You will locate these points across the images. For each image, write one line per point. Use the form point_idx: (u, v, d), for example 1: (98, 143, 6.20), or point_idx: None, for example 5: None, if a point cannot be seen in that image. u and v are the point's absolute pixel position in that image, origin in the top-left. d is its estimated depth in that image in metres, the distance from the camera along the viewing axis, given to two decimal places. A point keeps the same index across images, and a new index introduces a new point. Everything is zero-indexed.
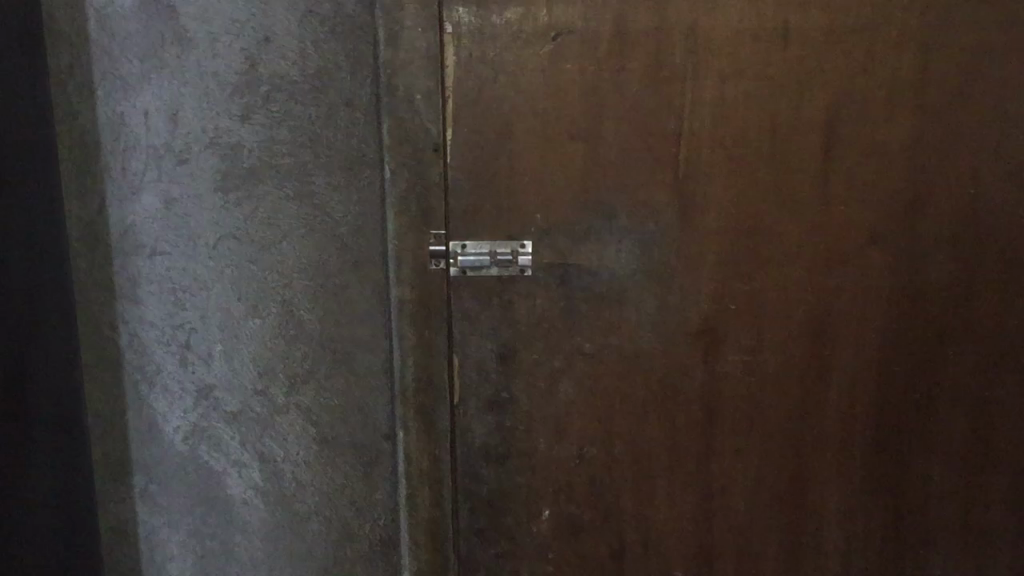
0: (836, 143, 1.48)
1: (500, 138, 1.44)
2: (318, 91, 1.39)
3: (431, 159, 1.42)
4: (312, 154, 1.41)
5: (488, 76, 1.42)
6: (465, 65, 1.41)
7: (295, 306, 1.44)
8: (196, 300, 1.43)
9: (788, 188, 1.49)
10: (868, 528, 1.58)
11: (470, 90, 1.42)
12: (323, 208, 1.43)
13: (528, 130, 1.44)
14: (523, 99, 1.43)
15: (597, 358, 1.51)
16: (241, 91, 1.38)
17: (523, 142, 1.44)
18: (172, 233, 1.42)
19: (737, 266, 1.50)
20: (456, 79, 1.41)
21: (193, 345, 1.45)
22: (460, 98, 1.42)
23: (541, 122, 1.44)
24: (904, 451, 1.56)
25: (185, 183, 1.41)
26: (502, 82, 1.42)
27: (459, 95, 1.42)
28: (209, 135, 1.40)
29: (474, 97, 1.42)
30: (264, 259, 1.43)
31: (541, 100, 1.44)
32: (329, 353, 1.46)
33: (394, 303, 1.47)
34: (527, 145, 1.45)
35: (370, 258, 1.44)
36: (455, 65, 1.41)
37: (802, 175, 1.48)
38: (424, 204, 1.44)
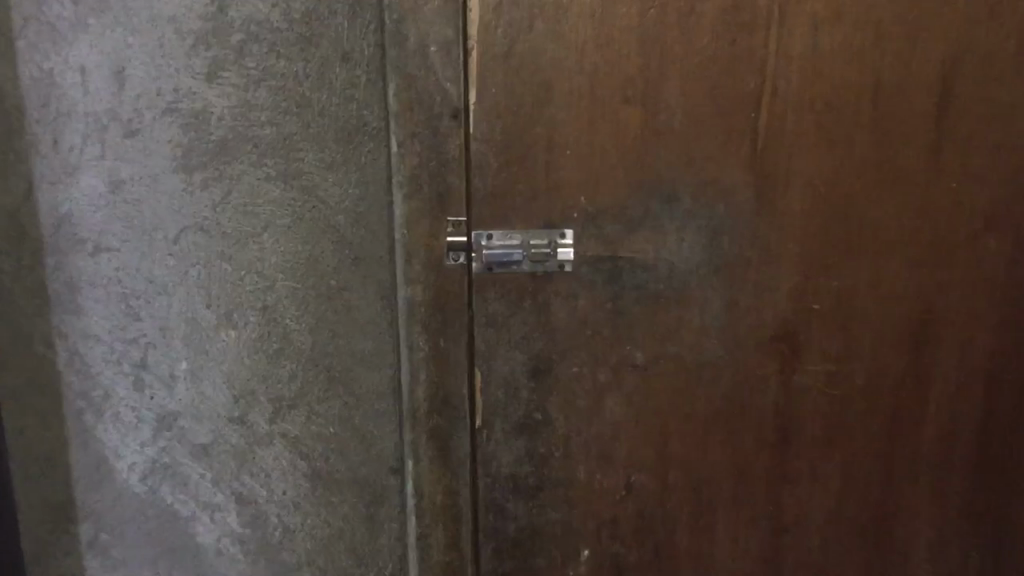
0: (954, 110, 1.18)
1: (537, 100, 1.12)
2: (304, 40, 1.07)
3: (451, 129, 1.11)
4: (299, 123, 1.09)
5: (522, 21, 1.10)
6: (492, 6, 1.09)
7: (280, 315, 1.14)
8: (155, 310, 1.12)
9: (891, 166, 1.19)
10: (961, 560, 1.34)
11: (499, 39, 1.10)
12: (314, 191, 1.11)
13: (571, 90, 1.12)
14: (567, 52, 1.11)
15: (650, 370, 1.23)
16: (203, 43, 1.06)
17: (566, 105, 1.13)
18: (120, 225, 1.10)
19: (823, 262, 1.21)
20: (481, 26, 1.09)
21: (152, 365, 1.14)
22: (488, 49, 1.10)
23: (587, 80, 1.12)
24: (1008, 473, 1.31)
25: (138, 159, 1.08)
26: (540, 29, 1.10)
27: (485, 45, 1.10)
28: (168, 97, 1.07)
29: (505, 48, 1.10)
30: (239, 258, 1.12)
31: (588, 52, 1.12)
32: (322, 371, 1.16)
33: (402, 307, 1.16)
34: (569, 109, 1.13)
35: (372, 253, 1.14)
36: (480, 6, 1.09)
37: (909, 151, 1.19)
38: (441, 186, 1.13)
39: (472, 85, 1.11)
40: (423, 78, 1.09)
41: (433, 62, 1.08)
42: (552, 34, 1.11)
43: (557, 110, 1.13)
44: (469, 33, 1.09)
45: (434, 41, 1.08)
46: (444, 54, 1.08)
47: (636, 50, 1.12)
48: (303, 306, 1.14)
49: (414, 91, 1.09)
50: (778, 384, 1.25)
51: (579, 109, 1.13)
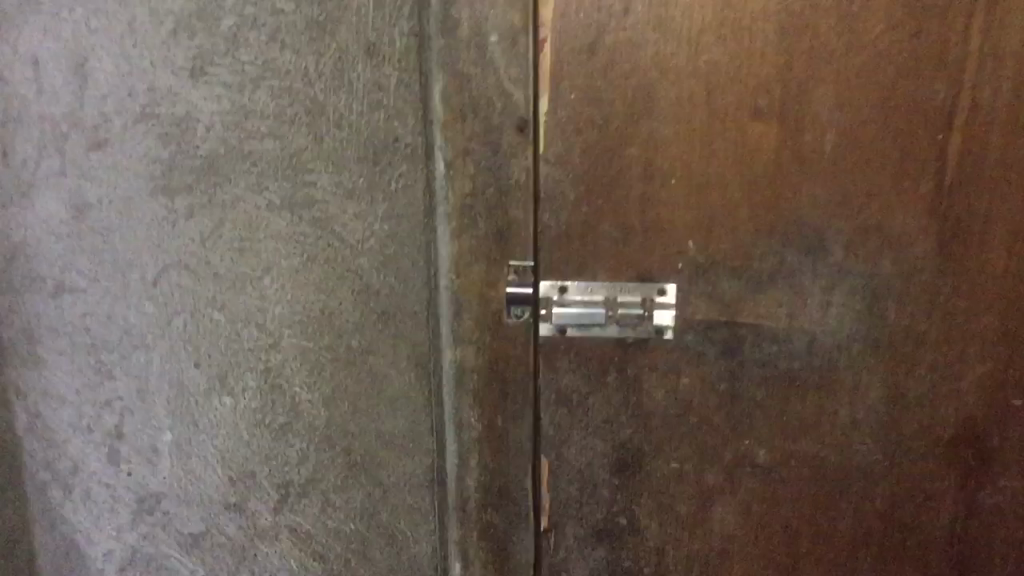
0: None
1: (631, 112, 0.82)
2: (316, 25, 0.79)
3: (515, 145, 0.84)
4: (310, 136, 0.82)
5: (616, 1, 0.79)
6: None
7: (286, 380, 0.88)
8: (131, 368, 0.88)
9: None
10: None
11: (583, 27, 0.80)
12: (330, 224, 0.84)
13: (678, 98, 0.81)
14: (676, 43, 0.80)
15: (776, 473, 0.91)
16: (185, 29, 0.79)
17: (668, 118, 0.82)
18: (87, 261, 0.86)
19: (1011, 301, 0.85)
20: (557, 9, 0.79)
21: (129, 436, 0.90)
22: (566, 42, 0.80)
23: (700, 84, 0.81)
24: None
25: (107, 178, 0.84)
26: (641, 11, 0.79)
27: (563, 37, 0.80)
28: (141, 100, 0.81)
29: (591, 38, 0.80)
30: (234, 307, 0.86)
31: (706, 46, 0.80)
32: (341, 453, 0.90)
33: (449, 375, 0.91)
34: (674, 123, 0.82)
35: (405, 309, 0.87)
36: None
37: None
38: (503, 220, 0.86)
39: (544, 91, 0.82)
40: (479, 79, 0.82)
41: (494, 57, 0.82)
42: (655, 20, 0.79)
43: (656, 125, 0.82)
44: (540, 20, 0.80)
45: (494, 29, 0.81)
46: (508, 46, 0.81)
47: (775, 43, 0.79)
48: (317, 372, 0.88)
49: (468, 97, 0.82)
50: (956, 503, 0.91)
51: (688, 124, 0.82)
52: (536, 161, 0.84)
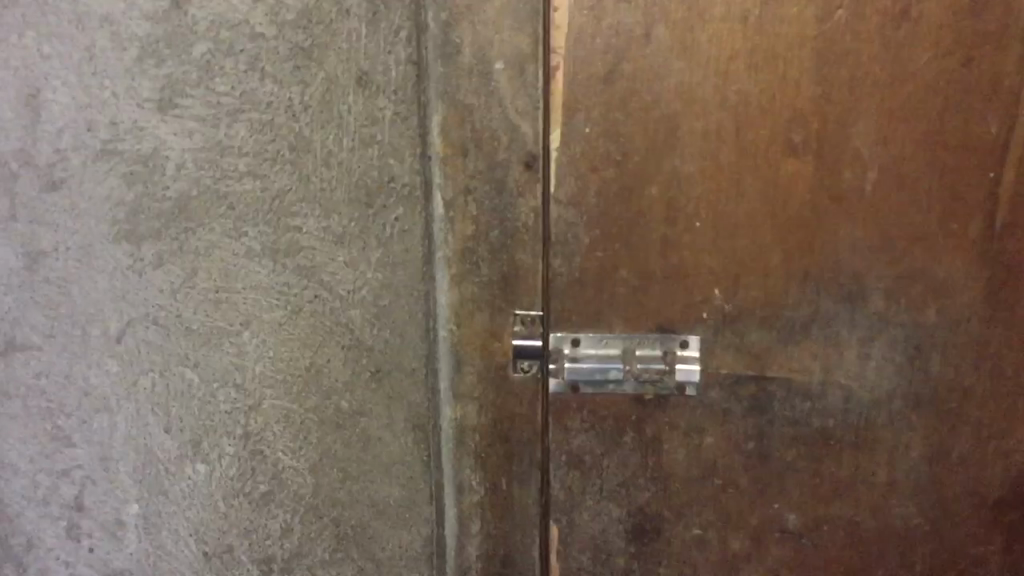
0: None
1: (652, 148, 0.74)
2: (301, 52, 0.70)
3: (523, 184, 0.76)
4: (295, 175, 0.73)
5: (636, 25, 0.71)
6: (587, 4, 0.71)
7: (269, 446, 0.79)
8: (93, 433, 0.79)
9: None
10: None
11: (599, 55, 0.72)
12: (317, 273, 0.75)
13: (705, 133, 0.73)
14: (704, 73, 0.72)
15: (807, 540, 0.83)
16: (151, 56, 0.70)
17: (693, 155, 0.74)
18: (42, 314, 0.76)
19: None
20: (570, 35, 0.72)
21: (91, 508, 0.81)
22: (579, 71, 0.72)
23: (730, 118, 0.72)
24: None
25: (63, 223, 0.74)
26: (663, 38, 0.71)
27: (576, 65, 0.72)
28: (102, 136, 0.72)
29: (607, 66, 0.72)
30: (209, 364, 0.77)
31: (737, 76, 0.72)
32: (329, 525, 0.81)
33: (450, 434, 0.83)
34: (700, 161, 0.74)
35: (404, 367, 0.77)
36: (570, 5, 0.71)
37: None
38: (510, 265, 0.78)
39: (554, 125, 0.74)
40: (483, 110, 0.75)
41: (498, 87, 0.74)
42: (680, 46, 0.71)
43: (680, 162, 0.74)
44: (551, 47, 0.72)
45: (499, 56, 0.73)
46: (515, 74, 0.73)
47: (812, 72, 0.71)
48: (302, 436, 0.79)
49: (469, 131, 0.75)
50: (1000, 568, 0.83)
51: (715, 162, 0.74)
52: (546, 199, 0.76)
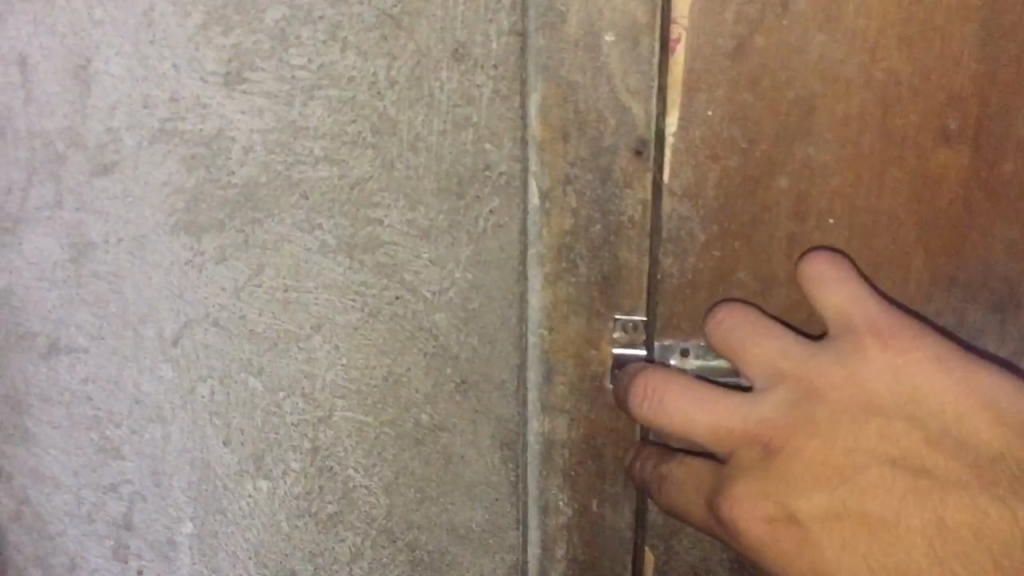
0: (1008, 539, 0.48)
1: (784, 131, 0.62)
2: (389, 20, 0.61)
3: (631, 173, 0.64)
4: (377, 161, 0.64)
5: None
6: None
7: (339, 462, 0.71)
8: (143, 445, 0.71)
9: (870, 386, 0.54)
10: None
11: (728, 24, 0.61)
12: (398, 271, 0.66)
13: (845, 117, 0.62)
14: (849, 47, 0.60)
15: None
16: (218, 22, 0.61)
17: (831, 140, 0.62)
18: (89, 314, 0.68)
19: None
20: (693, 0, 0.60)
21: (140, 528, 0.73)
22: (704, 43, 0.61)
23: (875, 100, 0.61)
24: None
25: (114, 212, 0.66)
26: (804, 5, 0.60)
27: (701, 36, 0.61)
28: (160, 113, 0.63)
29: (736, 38, 0.61)
30: (275, 371, 0.69)
31: (889, 49, 0.60)
32: (403, 550, 0.73)
33: (536, 451, 0.71)
34: (837, 147, 0.62)
35: (491, 378, 0.69)
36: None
37: (950, 433, 0.52)
38: (612, 264, 0.67)
39: (671, 105, 0.62)
40: (589, 89, 0.63)
41: (607, 62, 0.62)
42: (822, 16, 0.60)
43: (815, 150, 0.63)
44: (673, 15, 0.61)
45: (610, 27, 0.62)
46: (627, 47, 0.62)
47: (974, 48, 0.60)
48: (377, 452, 0.71)
49: (572, 111, 0.64)
50: None
51: (855, 151, 0.62)
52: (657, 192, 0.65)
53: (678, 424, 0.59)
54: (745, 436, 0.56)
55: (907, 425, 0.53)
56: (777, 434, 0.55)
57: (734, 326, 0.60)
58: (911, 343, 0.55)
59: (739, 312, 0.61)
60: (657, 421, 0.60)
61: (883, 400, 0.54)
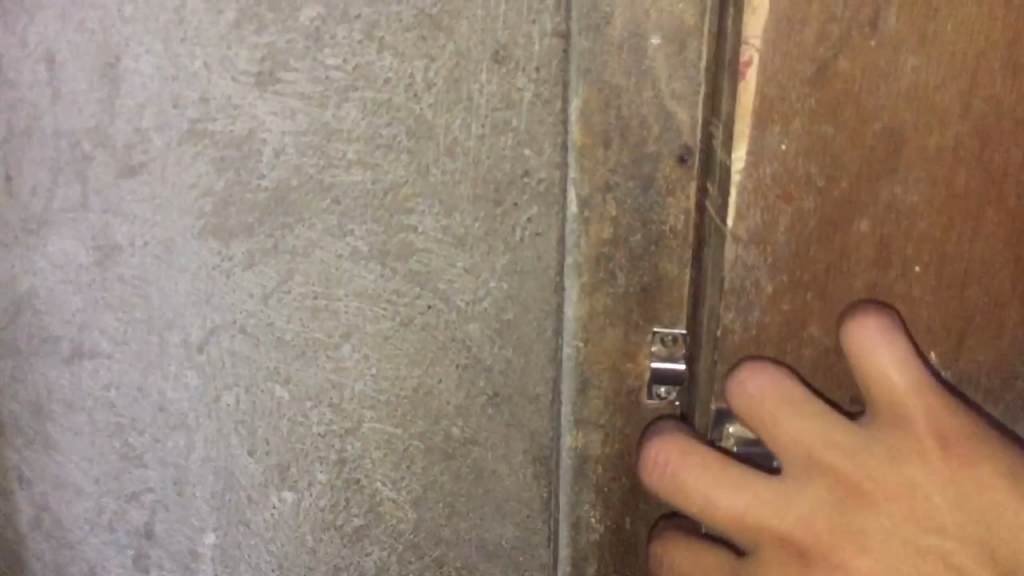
0: None
1: (867, 169, 0.58)
2: (427, 20, 0.59)
3: (674, 182, 0.61)
4: (411, 166, 0.62)
5: (864, 3, 0.55)
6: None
7: (366, 475, 0.69)
8: (167, 454, 0.69)
9: (919, 492, 0.47)
10: None
11: (809, 45, 0.56)
12: (431, 280, 0.64)
13: (938, 151, 0.57)
14: (946, 73, 0.56)
15: None
16: (251, 20, 0.59)
17: (920, 177, 0.58)
18: (114, 319, 0.66)
19: None
20: (767, 21, 0.56)
21: (162, 538, 0.71)
22: (780, 68, 0.57)
23: (973, 132, 0.57)
24: None
25: (142, 215, 0.64)
26: (894, 26, 0.55)
27: (777, 60, 0.57)
28: (190, 114, 0.62)
29: (817, 61, 0.56)
30: (303, 380, 0.67)
31: (990, 76, 0.56)
32: (431, 566, 0.71)
33: (569, 466, 0.68)
34: (927, 184, 0.58)
35: (525, 392, 0.66)
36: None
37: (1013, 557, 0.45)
38: (652, 274, 0.64)
39: (740, 137, 0.58)
40: (632, 93, 0.60)
41: (653, 66, 0.59)
42: (918, 39, 0.55)
43: (902, 190, 0.58)
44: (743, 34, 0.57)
45: (656, 29, 0.59)
46: (675, 50, 0.59)
47: None
48: (405, 465, 0.69)
49: (614, 117, 0.61)
50: None
51: (948, 191, 0.58)
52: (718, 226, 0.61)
53: (701, 508, 0.53)
54: (767, 532, 0.50)
55: (964, 543, 0.46)
56: (813, 538, 0.49)
57: (763, 394, 0.54)
58: (969, 450, 0.48)
59: (769, 375, 0.54)
60: (680, 501, 0.54)
61: (937, 510, 0.47)
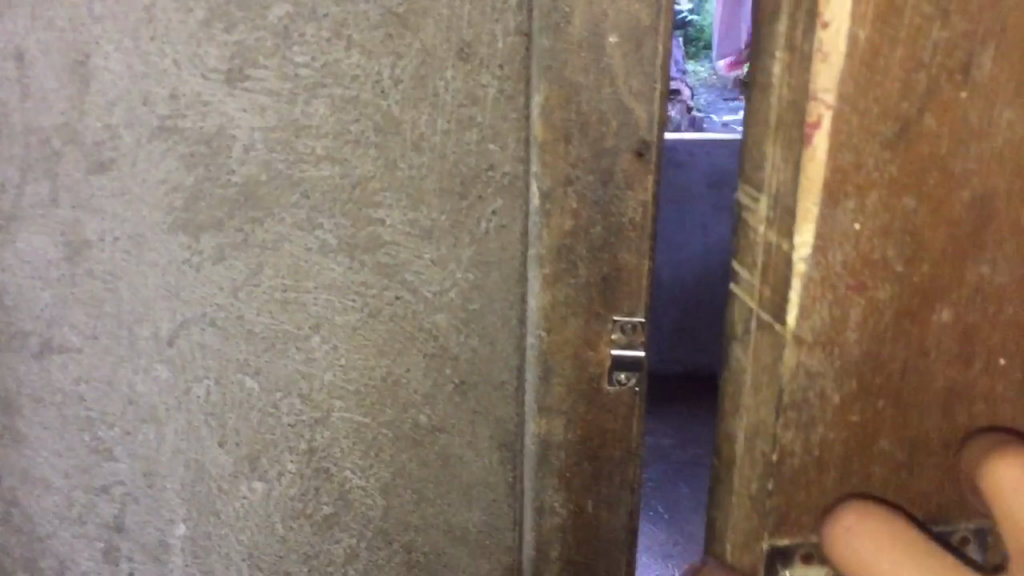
0: None
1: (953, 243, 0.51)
2: (394, 18, 0.61)
3: (632, 176, 0.63)
4: (379, 160, 0.64)
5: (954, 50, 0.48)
6: (880, 20, 0.46)
7: (335, 463, 0.70)
8: (136, 446, 0.70)
9: None
10: None
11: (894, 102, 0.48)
12: (399, 272, 0.66)
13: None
14: None
15: None
16: (221, 19, 0.61)
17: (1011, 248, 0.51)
18: (84, 313, 0.67)
19: None
20: (842, 76, 0.47)
21: (131, 530, 0.72)
22: (858, 131, 0.48)
23: None
24: None
25: (112, 210, 0.65)
26: (987, 74, 0.48)
27: (853, 123, 0.48)
28: (160, 111, 0.63)
29: (901, 122, 0.48)
30: (273, 372, 0.68)
31: None
32: (400, 551, 0.73)
33: (533, 452, 0.70)
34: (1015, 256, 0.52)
35: (491, 379, 0.69)
36: (850, 25, 0.46)
37: None
38: (611, 266, 0.65)
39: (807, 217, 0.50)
40: (592, 90, 0.61)
41: (611, 63, 0.61)
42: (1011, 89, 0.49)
43: (990, 268, 0.52)
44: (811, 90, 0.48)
45: (613, 28, 0.60)
46: (631, 49, 0.60)
47: None
48: (374, 453, 0.70)
49: (573, 113, 0.62)
50: None
51: None
52: (773, 312, 0.53)
53: None
54: None
55: None
56: None
57: (880, 553, 0.47)
58: None
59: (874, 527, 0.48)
60: None
61: None
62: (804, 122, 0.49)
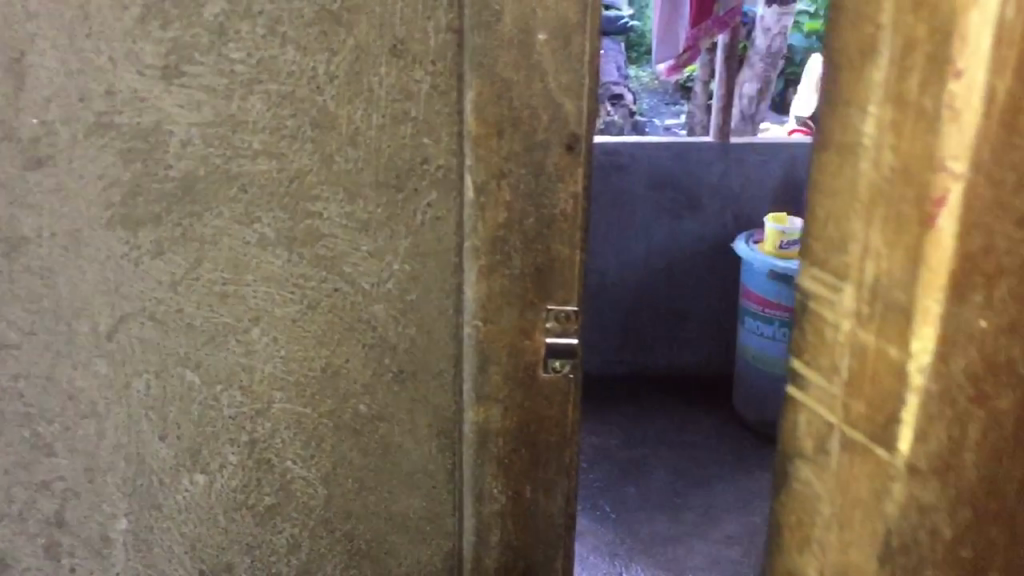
0: None
1: None
2: (328, 16, 0.62)
3: (563, 169, 0.65)
4: (316, 155, 0.65)
5: None
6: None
7: (276, 455, 0.72)
8: (76, 441, 0.71)
9: None
10: None
11: None
12: (337, 264, 0.67)
13: None
14: None
15: None
16: (156, 16, 0.62)
17: None
18: (21, 309, 0.68)
19: None
20: (976, 138, 0.40)
21: (72, 524, 0.73)
22: (991, 208, 0.41)
23: None
24: None
25: (48, 206, 0.65)
26: None
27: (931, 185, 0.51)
28: (97, 107, 0.63)
29: None
30: (213, 364, 0.69)
31: None
32: (341, 540, 0.74)
33: (472, 439, 0.72)
34: None
35: (428, 367, 0.70)
36: (988, 75, 0.39)
37: None
38: (545, 256, 0.67)
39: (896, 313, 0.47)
40: (523, 86, 0.63)
41: (541, 60, 0.63)
42: None
43: None
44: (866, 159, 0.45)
45: (542, 25, 0.62)
46: (560, 46, 0.63)
47: None
48: (315, 444, 0.72)
49: (505, 108, 0.64)
50: None
51: None
52: (871, 432, 0.47)
53: None
54: None
55: None
56: None
57: None
58: None
59: None
60: None
61: None
62: (926, 195, 0.42)
